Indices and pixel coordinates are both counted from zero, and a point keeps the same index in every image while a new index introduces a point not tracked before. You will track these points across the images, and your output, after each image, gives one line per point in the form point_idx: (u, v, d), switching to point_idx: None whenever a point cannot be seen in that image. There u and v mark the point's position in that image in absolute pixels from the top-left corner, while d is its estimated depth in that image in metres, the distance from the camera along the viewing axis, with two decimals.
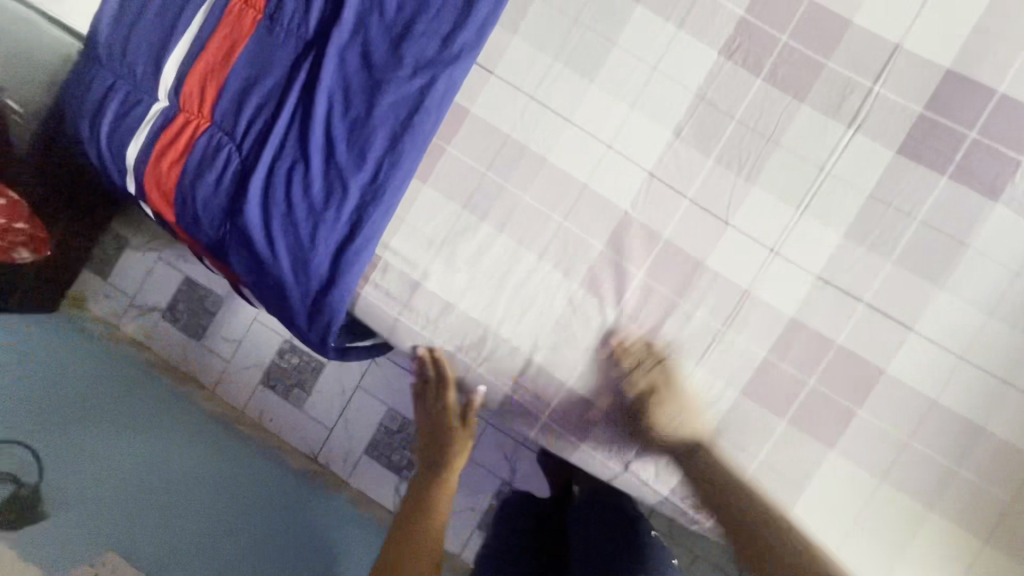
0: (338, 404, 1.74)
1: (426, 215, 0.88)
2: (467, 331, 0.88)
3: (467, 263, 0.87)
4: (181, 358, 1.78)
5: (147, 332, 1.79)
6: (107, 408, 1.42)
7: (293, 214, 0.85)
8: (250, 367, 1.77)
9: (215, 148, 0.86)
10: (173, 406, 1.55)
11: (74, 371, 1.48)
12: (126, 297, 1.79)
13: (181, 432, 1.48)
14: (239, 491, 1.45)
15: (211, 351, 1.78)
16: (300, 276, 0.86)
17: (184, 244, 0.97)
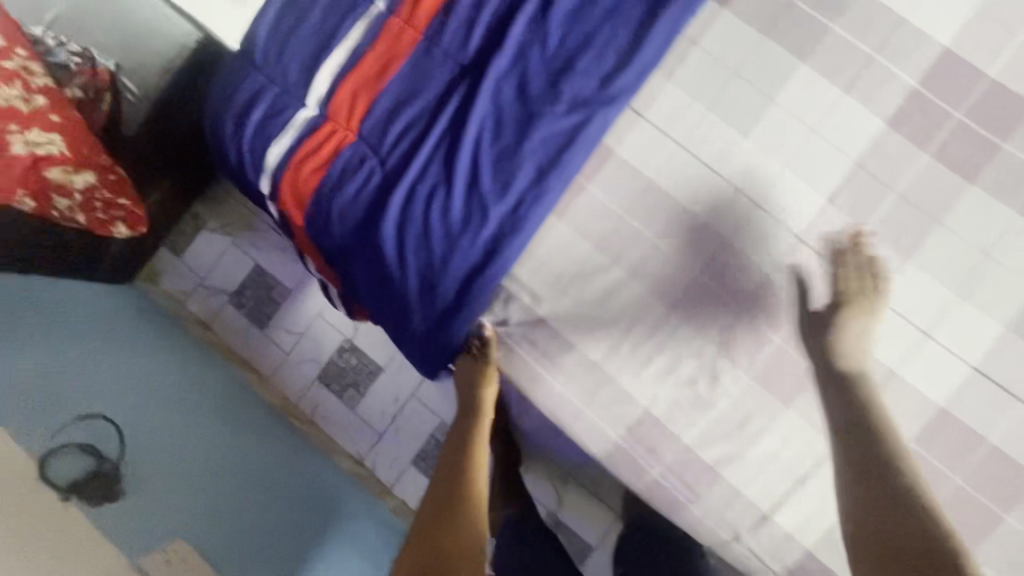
0: (391, 411, 1.65)
1: (555, 252, 0.86)
2: (585, 374, 0.87)
3: (591, 306, 0.86)
4: (241, 343, 1.71)
5: (208, 313, 1.73)
6: (148, 380, 1.41)
7: (428, 235, 0.84)
8: (306, 362, 1.68)
9: (358, 161, 0.86)
10: (216, 380, 1.56)
11: (128, 333, 1.49)
12: (197, 279, 1.75)
13: (217, 410, 1.48)
14: (268, 476, 1.44)
15: (272, 342, 1.70)
16: (427, 297, 0.87)
17: (302, 247, 0.98)
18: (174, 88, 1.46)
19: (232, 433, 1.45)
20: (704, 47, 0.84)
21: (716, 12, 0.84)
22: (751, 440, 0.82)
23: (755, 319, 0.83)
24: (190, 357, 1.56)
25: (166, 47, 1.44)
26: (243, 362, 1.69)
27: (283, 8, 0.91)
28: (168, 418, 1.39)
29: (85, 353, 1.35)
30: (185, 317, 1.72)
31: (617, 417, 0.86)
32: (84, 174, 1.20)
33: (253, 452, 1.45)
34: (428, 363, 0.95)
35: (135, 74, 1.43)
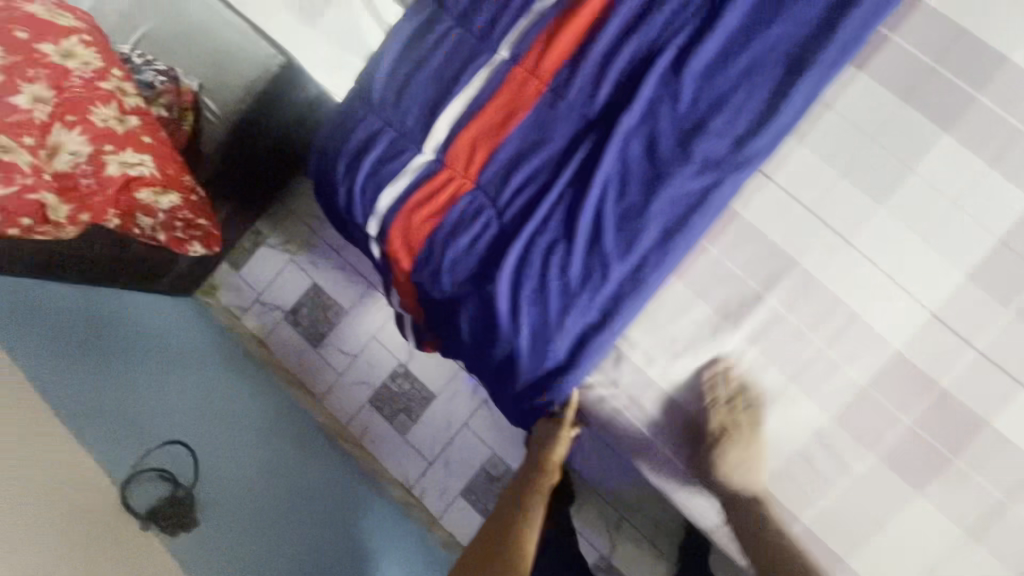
0: (442, 439, 1.60)
1: (671, 314, 0.84)
2: (697, 442, 0.84)
3: (706, 372, 0.83)
4: (295, 362, 1.69)
5: (263, 328, 1.71)
6: (206, 398, 1.46)
7: (544, 291, 0.83)
8: (357, 386, 1.65)
9: (474, 211, 0.85)
10: (270, 394, 1.60)
11: (190, 347, 1.55)
12: (254, 295, 1.73)
13: (269, 429, 1.52)
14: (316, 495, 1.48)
15: (325, 363, 1.67)
16: (536, 352, 0.85)
17: (400, 289, 0.97)
18: (255, 112, 1.45)
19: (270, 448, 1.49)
20: (839, 110, 0.82)
21: (853, 75, 0.82)
22: (876, 525, 0.78)
23: (886, 399, 0.79)
24: (245, 372, 1.61)
25: (250, 69, 1.44)
26: (294, 382, 1.67)
27: (402, 53, 0.91)
28: (224, 434, 1.44)
29: (148, 371, 1.40)
30: (239, 331, 1.70)
31: (729, 489, 0.83)
32: (170, 195, 1.18)
33: (301, 471, 1.50)
34: (528, 413, 0.93)
35: (218, 93, 1.44)
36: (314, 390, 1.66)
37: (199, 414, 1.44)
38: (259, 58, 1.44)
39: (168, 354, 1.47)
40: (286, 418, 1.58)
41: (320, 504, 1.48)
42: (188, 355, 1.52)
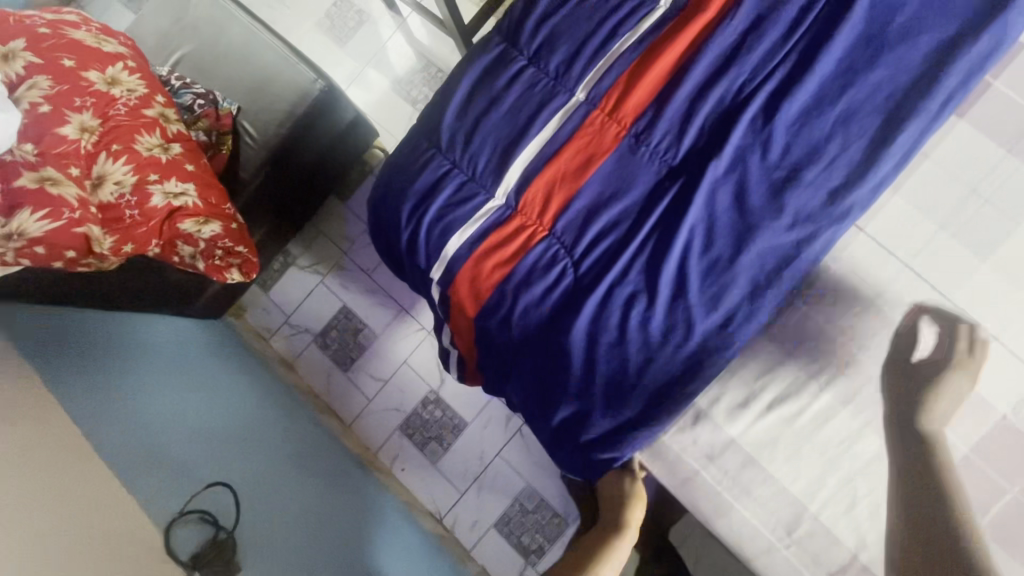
0: (474, 469, 1.57)
1: (758, 371, 0.79)
2: (783, 509, 0.79)
3: (794, 434, 0.79)
4: (324, 386, 1.67)
5: (294, 349, 1.70)
6: (224, 421, 1.38)
7: (622, 345, 0.77)
8: (390, 411, 1.63)
9: (549, 260, 0.82)
10: (291, 419, 1.54)
11: (209, 368, 1.47)
12: (283, 318, 1.71)
13: (292, 455, 1.44)
14: (338, 527, 1.38)
15: (355, 388, 1.66)
16: (608, 410, 0.78)
17: (459, 334, 0.92)
18: (290, 143, 1.41)
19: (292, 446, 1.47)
20: (937, 158, 0.78)
21: (953, 122, 0.78)
22: None
23: (992, 469, 0.74)
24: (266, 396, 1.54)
25: (288, 92, 1.40)
26: (323, 405, 1.65)
27: (471, 94, 0.89)
28: (245, 458, 1.35)
29: (164, 389, 1.33)
30: (268, 355, 1.69)
31: (819, 559, 0.78)
32: (212, 224, 1.10)
33: (321, 502, 1.40)
34: (590, 473, 0.84)
35: (256, 116, 1.40)
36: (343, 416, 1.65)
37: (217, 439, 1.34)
38: (297, 80, 1.40)
39: (186, 374, 1.40)
40: (306, 426, 1.56)
41: (339, 536, 1.37)
42: (208, 377, 1.44)
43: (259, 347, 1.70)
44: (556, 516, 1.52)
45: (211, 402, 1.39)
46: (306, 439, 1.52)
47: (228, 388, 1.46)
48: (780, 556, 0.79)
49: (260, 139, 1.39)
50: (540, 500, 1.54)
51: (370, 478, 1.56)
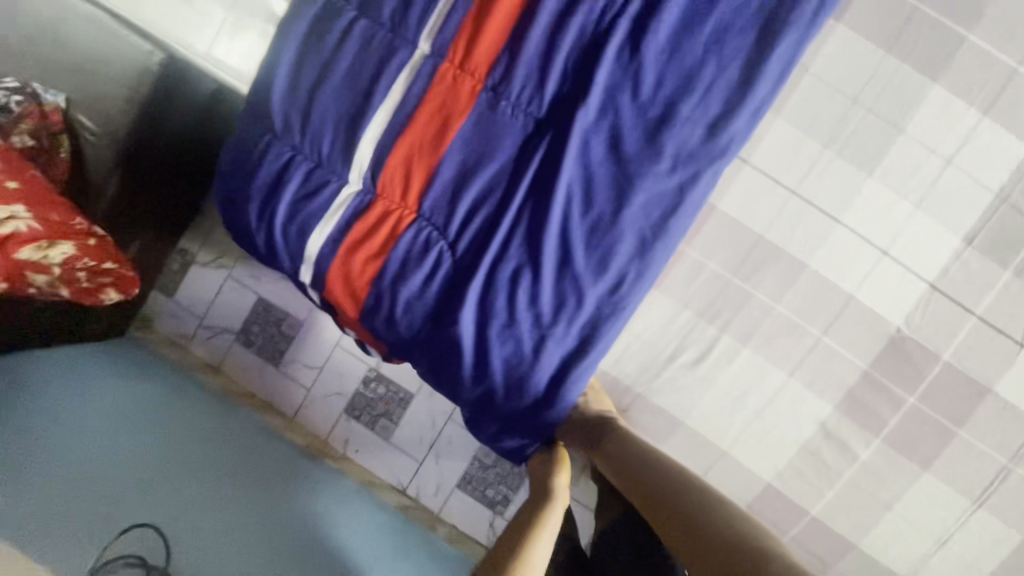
0: (428, 438, 1.40)
1: (657, 325, 0.76)
2: (698, 454, 0.79)
3: (701, 382, 0.77)
4: (256, 384, 1.51)
5: (217, 352, 1.53)
6: (157, 445, 1.20)
7: (514, 326, 0.71)
8: (332, 396, 1.46)
9: (423, 245, 0.73)
10: (236, 425, 1.35)
11: (126, 389, 1.28)
12: (198, 320, 1.53)
13: (242, 463, 1.27)
14: (306, 526, 1.21)
15: (289, 379, 1.49)
16: (509, 395, 0.73)
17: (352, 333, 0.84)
18: (146, 131, 1.08)
19: (239, 449, 1.29)
20: (818, 70, 0.72)
21: (829, 28, 0.72)
22: (884, 507, 0.76)
23: (889, 381, 0.75)
24: (201, 406, 1.34)
25: (121, 70, 1.02)
26: (259, 401, 1.50)
27: (301, 62, 0.75)
28: (175, 473, 1.18)
29: (72, 430, 1.15)
30: (190, 364, 1.51)
31: (735, 494, 0.79)
32: (61, 245, 0.93)
33: (284, 506, 1.23)
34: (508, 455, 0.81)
35: (94, 103, 1.04)
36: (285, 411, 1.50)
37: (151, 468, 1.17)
38: (133, 54, 1.01)
39: (98, 405, 1.21)
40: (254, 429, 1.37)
41: (309, 539, 1.19)
42: (126, 400, 1.25)
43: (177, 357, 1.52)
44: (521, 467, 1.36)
45: (134, 429, 1.21)
46: (255, 440, 1.34)
47: (153, 407, 1.27)
48: None
49: (104, 130, 1.05)
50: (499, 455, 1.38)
51: (323, 469, 1.36)
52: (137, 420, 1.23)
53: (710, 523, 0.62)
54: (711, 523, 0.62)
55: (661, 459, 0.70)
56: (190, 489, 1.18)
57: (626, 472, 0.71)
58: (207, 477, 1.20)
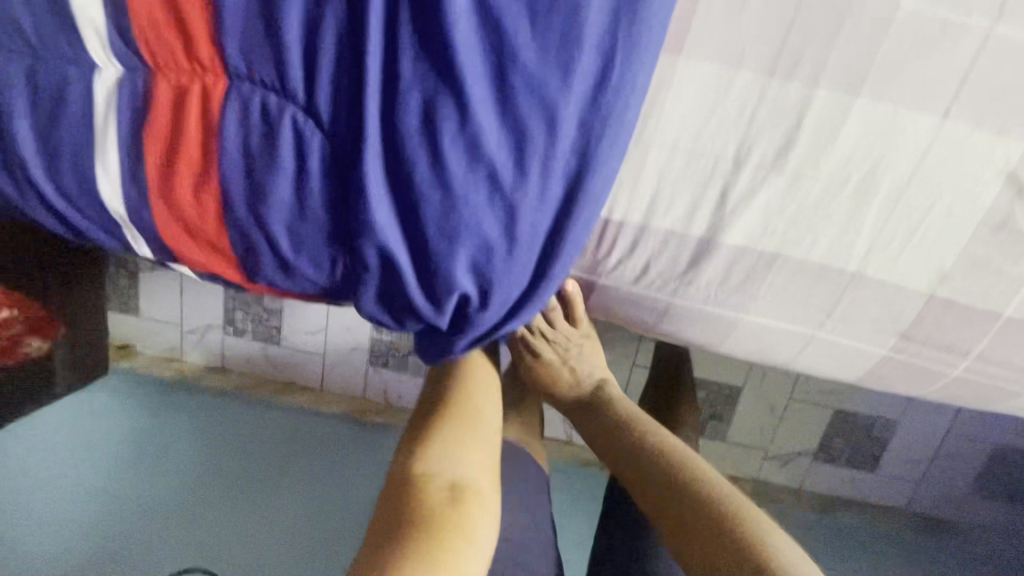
0: None
1: (701, 120, 0.44)
2: (810, 292, 0.51)
3: (793, 183, 0.46)
4: (268, 370, 1.20)
5: (214, 353, 1.19)
6: (186, 480, 1.10)
7: (460, 207, 0.42)
8: (352, 352, 1.15)
9: (264, 130, 0.41)
10: (263, 420, 1.18)
11: (130, 437, 1.13)
12: (176, 328, 1.18)
13: (286, 458, 1.15)
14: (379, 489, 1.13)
15: (300, 352, 1.17)
16: (495, 304, 0.48)
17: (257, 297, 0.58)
18: None
19: (261, 451, 1.15)
20: None
21: None
22: None
23: None
24: (214, 422, 1.17)
25: None
26: (281, 388, 1.20)
27: None
28: (206, 510, 1.08)
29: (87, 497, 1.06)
30: (196, 376, 1.20)
31: (877, 325, 0.53)
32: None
33: (349, 482, 1.14)
34: (428, 353, 0.58)
35: None
36: (309, 386, 1.20)
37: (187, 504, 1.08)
38: None
39: (106, 469, 1.09)
40: (269, 416, 1.19)
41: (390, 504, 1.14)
42: (134, 448, 1.12)
43: (174, 374, 1.20)
44: None
45: (152, 475, 1.10)
46: (272, 433, 1.17)
47: (164, 442, 1.14)
48: (827, 342, 0.55)
49: None
50: None
51: (383, 429, 1.19)
52: (151, 465, 1.11)
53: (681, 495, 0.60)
54: (680, 497, 0.59)
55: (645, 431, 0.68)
56: (221, 515, 1.08)
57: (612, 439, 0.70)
58: (231, 490, 1.10)
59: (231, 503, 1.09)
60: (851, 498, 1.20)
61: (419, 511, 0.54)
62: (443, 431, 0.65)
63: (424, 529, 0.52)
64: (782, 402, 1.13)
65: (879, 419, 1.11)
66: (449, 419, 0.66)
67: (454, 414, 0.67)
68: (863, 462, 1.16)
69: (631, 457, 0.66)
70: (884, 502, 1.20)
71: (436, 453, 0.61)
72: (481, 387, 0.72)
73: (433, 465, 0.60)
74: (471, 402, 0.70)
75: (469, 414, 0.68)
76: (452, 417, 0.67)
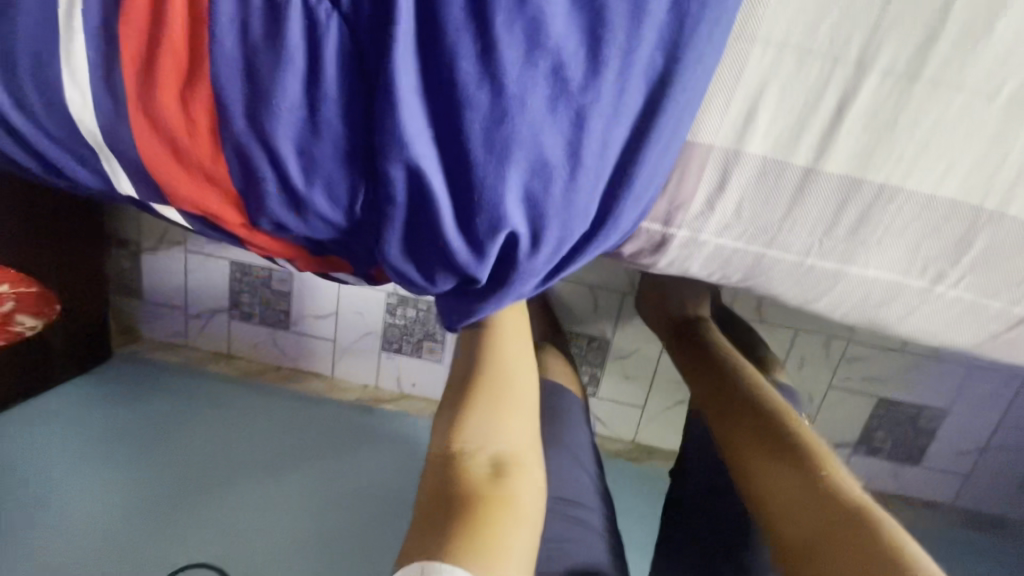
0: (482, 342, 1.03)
1: (821, 10, 0.35)
2: (935, 236, 0.42)
3: (931, 94, 0.37)
4: (275, 355, 1.12)
5: (220, 340, 1.12)
6: (177, 472, 0.97)
7: (511, 112, 0.33)
8: (363, 337, 1.08)
9: (269, 15, 0.33)
10: (270, 406, 1.09)
11: (115, 429, 1.00)
12: (179, 311, 1.10)
13: (289, 453, 1.02)
14: (397, 482, 1.01)
15: (310, 337, 1.09)
16: (551, 246, 0.38)
17: (255, 251, 0.49)
18: None
19: (275, 431, 1.05)
20: None
21: None
22: None
23: None
24: (219, 404, 1.07)
25: None
26: (292, 374, 1.12)
27: None
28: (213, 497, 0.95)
29: (82, 479, 0.94)
30: (199, 362, 1.12)
31: (1009, 278, 0.44)
32: None
33: (360, 472, 1.02)
34: (452, 317, 0.48)
35: None
36: (320, 372, 1.12)
37: (174, 500, 0.94)
38: None
39: (95, 456, 0.96)
40: (278, 400, 1.09)
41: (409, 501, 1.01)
42: (132, 429, 1.01)
43: (177, 360, 1.12)
44: (601, 341, 1.03)
45: (134, 468, 0.96)
46: (283, 417, 1.07)
47: (164, 427, 1.02)
48: (949, 301, 0.46)
49: None
50: (593, 336, 1.03)
51: (399, 417, 1.10)
52: (135, 458, 0.97)
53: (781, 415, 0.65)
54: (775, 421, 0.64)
55: (749, 370, 0.74)
56: (231, 500, 0.95)
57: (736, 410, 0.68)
58: (240, 466, 0.99)
59: (241, 481, 0.98)
60: (896, 495, 1.08)
61: (463, 486, 0.48)
62: (480, 398, 0.57)
63: (473, 506, 0.46)
64: (821, 391, 1.03)
65: (925, 410, 1.02)
66: (485, 386, 0.59)
67: (491, 375, 0.60)
68: (905, 455, 1.06)
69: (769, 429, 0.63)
70: (929, 499, 1.08)
71: (474, 423, 0.54)
72: (513, 346, 0.64)
73: (472, 437, 0.53)
74: (508, 365, 0.62)
75: (506, 379, 0.60)
76: (488, 383, 0.59)
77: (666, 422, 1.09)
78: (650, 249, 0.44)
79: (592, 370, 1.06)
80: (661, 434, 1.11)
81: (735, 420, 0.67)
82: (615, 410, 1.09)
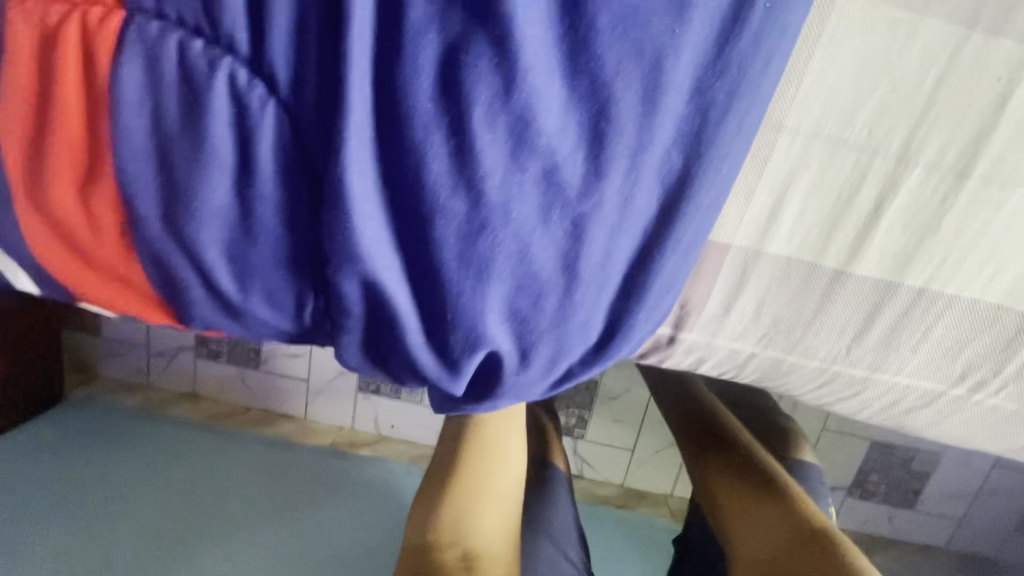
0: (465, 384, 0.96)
1: (860, 94, 0.30)
2: (977, 340, 0.37)
3: (979, 192, 0.32)
4: (246, 395, 1.03)
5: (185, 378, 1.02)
6: (119, 536, 0.81)
7: (492, 219, 0.27)
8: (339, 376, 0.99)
9: (187, 99, 0.26)
10: (233, 451, 0.96)
11: (39, 484, 0.85)
12: (141, 350, 1.01)
13: (252, 505, 0.89)
14: (372, 540, 0.88)
15: (283, 377, 1.00)
16: (542, 365, 0.32)
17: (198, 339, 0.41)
18: None
19: (236, 480, 0.92)
20: None
21: None
22: None
23: None
24: (175, 450, 0.94)
25: None
26: (260, 417, 1.02)
27: None
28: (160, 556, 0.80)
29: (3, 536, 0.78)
30: (162, 403, 1.01)
31: None
32: None
33: (328, 527, 0.88)
34: None
35: None
36: (295, 414, 1.03)
37: (110, 571, 0.78)
38: None
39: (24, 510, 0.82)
40: (241, 446, 0.97)
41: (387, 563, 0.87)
42: (71, 479, 0.87)
43: (135, 402, 1.01)
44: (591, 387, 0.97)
45: (62, 527, 0.81)
46: (246, 465, 0.94)
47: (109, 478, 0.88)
48: (988, 400, 0.40)
49: None
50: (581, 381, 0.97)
51: (377, 463, 0.99)
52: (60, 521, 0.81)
53: (758, 458, 0.62)
54: (780, 487, 0.57)
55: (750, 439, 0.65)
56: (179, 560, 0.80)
57: (736, 480, 0.60)
58: (192, 519, 0.85)
59: (190, 536, 0.83)
60: (890, 539, 1.03)
61: None
62: (460, 486, 0.52)
63: None
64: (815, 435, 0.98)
65: (919, 452, 0.96)
66: (466, 471, 0.52)
67: (471, 462, 0.53)
68: (900, 500, 1.01)
69: (772, 492, 0.56)
70: (923, 543, 1.03)
71: (448, 515, 0.50)
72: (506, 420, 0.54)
73: (444, 531, 0.49)
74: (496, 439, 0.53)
75: (492, 461, 0.53)
76: (469, 467, 0.52)
77: (655, 470, 1.03)
78: (656, 352, 0.38)
79: (577, 418, 1.00)
80: (651, 482, 1.04)
81: (727, 481, 0.61)
82: (604, 458, 1.03)
